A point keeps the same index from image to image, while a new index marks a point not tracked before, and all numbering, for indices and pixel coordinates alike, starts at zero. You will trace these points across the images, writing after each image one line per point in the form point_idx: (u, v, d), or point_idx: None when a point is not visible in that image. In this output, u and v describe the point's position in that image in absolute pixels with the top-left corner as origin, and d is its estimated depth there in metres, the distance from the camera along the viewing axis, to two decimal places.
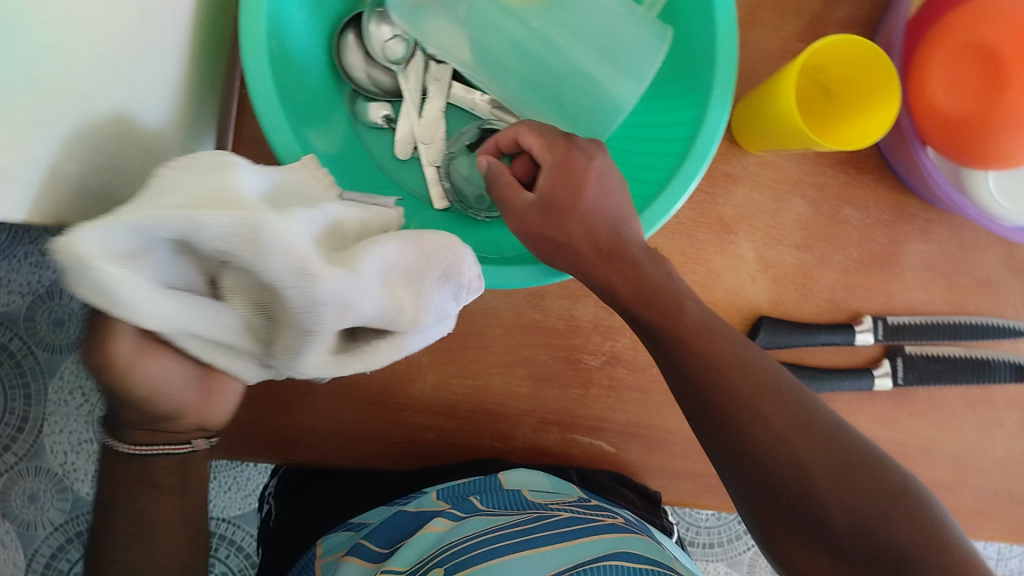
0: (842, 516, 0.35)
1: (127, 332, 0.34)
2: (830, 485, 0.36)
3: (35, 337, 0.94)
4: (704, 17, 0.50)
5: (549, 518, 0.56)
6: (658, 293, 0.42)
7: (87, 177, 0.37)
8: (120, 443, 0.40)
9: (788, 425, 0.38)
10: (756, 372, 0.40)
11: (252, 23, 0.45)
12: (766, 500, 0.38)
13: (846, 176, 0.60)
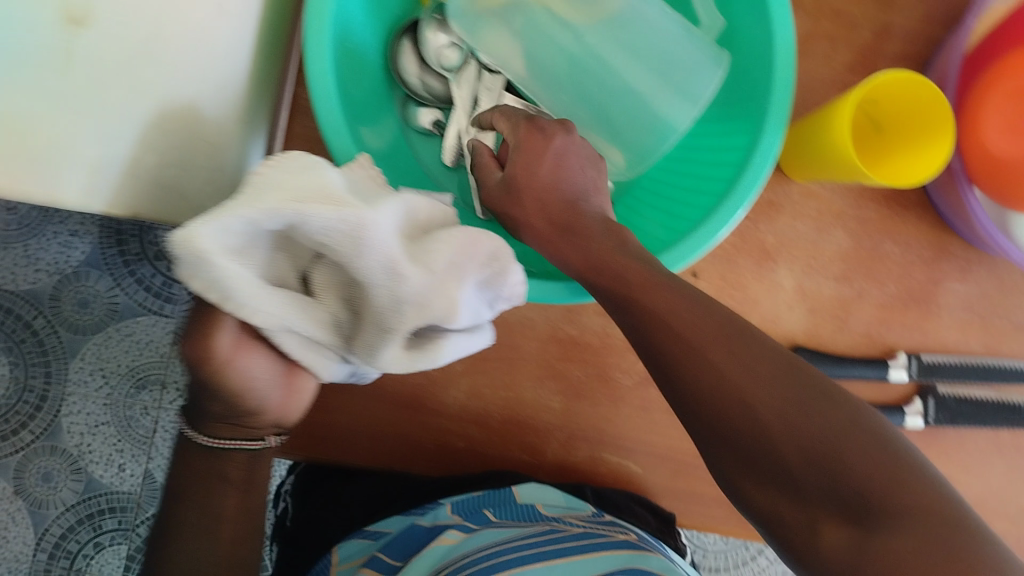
0: (802, 463, 0.36)
1: (229, 325, 0.38)
2: (788, 430, 0.36)
3: (59, 317, 0.96)
4: (763, 44, 0.50)
5: (560, 533, 0.59)
6: (608, 256, 0.42)
7: (165, 171, 0.42)
8: (197, 433, 0.42)
9: (738, 365, 0.38)
10: (701, 315, 0.39)
11: (316, 22, 0.45)
12: (723, 444, 0.38)
13: (889, 211, 0.60)
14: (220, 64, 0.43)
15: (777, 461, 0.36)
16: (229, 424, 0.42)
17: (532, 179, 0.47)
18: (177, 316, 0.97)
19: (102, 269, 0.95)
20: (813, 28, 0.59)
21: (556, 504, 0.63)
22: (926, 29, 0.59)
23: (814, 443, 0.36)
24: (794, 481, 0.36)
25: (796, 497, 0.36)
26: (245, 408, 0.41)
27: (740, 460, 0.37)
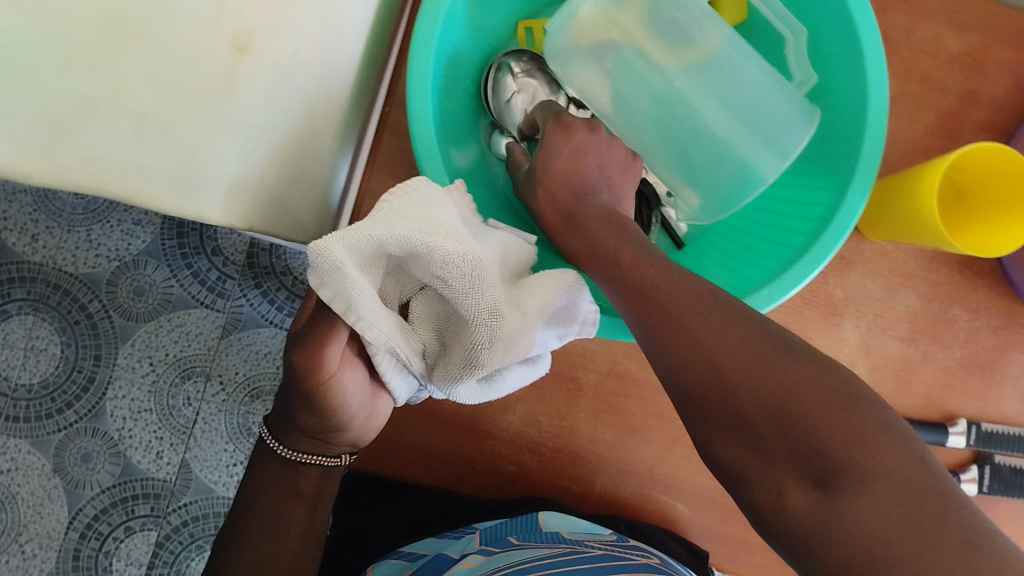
0: (770, 421, 0.32)
1: (339, 341, 0.38)
2: (759, 386, 0.32)
3: (114, 302, 0.98)
4: (857, 104, 0.50)
5: (578, 555, 0.51)
6: (607, 250, 0.43)
7: (277, 185, 0.44)
8: (281, 446, 0.45)
9: (716, 326, 0.35)
10: (690, 286, 0.37)
11: (422, 49, 0.47)
12: (696, 401, 0.34)
13: (960, 277, 0.59)
14: (330, 82, 0.46)
15: (746, 418, 0.32)
16: (313, 440, 0.45)
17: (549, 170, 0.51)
18: (227, 311, 0.98)
19: (161, 259, 0.98)
20: (901, 89, 0.59)
21: (583, 530, 0.57)
22: (1012, 100, 0.60)
23: (784, 397, 0.32)
24: (761, 440, 0.32)
25: (765, 455, 0.32)
26: (331, 425, 0.43)
27: (713, 419, 0.34)
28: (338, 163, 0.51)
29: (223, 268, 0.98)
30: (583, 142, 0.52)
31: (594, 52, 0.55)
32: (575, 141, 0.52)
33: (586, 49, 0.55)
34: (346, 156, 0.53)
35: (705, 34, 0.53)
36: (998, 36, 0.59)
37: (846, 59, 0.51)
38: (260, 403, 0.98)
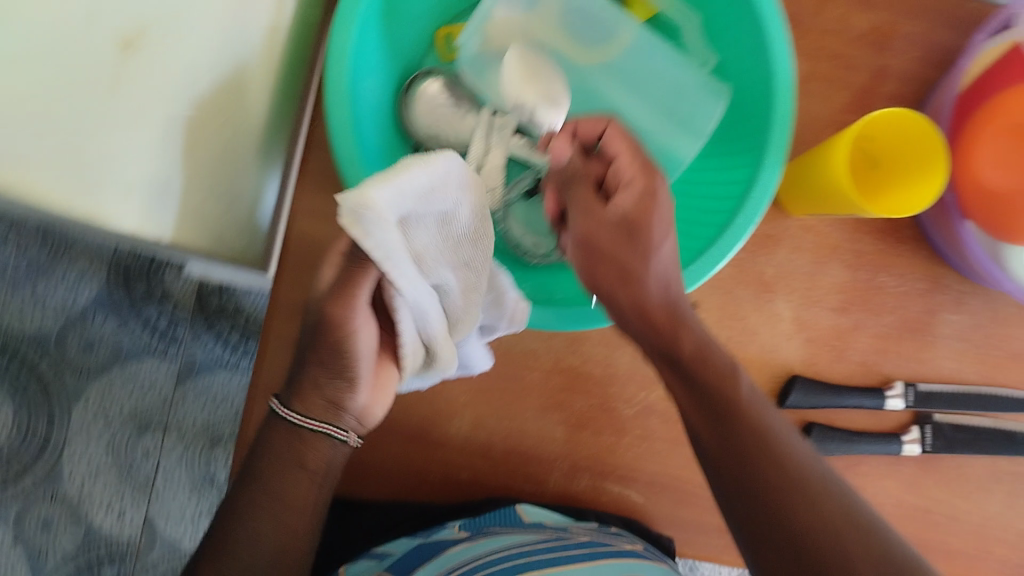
0: (794, 508, 0.40)
1: (371, 280, 0.39)
2: (797, 480, 0.40)
3: (65, 359, 0.97)
4: (766, 78, 0.51)
5: (566, 542, 0.56)
6: (716, 381, 0.43)
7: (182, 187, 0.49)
8: (292, 413, 0.44)
9: (772, 440, 0.42)
10: (799, 469, 0.41)
11: (337, 62, 0.46)
12: (715, 462, 0.43)
13: (884, 245, 0.61)
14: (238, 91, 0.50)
15: (771, 493, 0.40)
16: (326, 402, 0.44)
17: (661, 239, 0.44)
18: (181, 358, 0.98)
19: (110, 310, 0.97)
20: (811, 70, 0.60)
21: (563, 518, 0.60)
22: (923, 70, 0.60)
23: (813, 496, 0.40)
24: (781, 516, 0.40)
25: (778, 530, 0.40)
26: (343, 380, 0.43)
27: (733, 482, 0.42)
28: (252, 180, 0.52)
29: (174, 314, 0.98)
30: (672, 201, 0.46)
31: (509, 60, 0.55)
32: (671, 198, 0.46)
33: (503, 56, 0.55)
34: (272, 177, 0.55)
35: (620, 29, 0.55)
36: (908, 12, 0.59)
37: (750, 41, 0.52)
38: (221, 449, 0.98)
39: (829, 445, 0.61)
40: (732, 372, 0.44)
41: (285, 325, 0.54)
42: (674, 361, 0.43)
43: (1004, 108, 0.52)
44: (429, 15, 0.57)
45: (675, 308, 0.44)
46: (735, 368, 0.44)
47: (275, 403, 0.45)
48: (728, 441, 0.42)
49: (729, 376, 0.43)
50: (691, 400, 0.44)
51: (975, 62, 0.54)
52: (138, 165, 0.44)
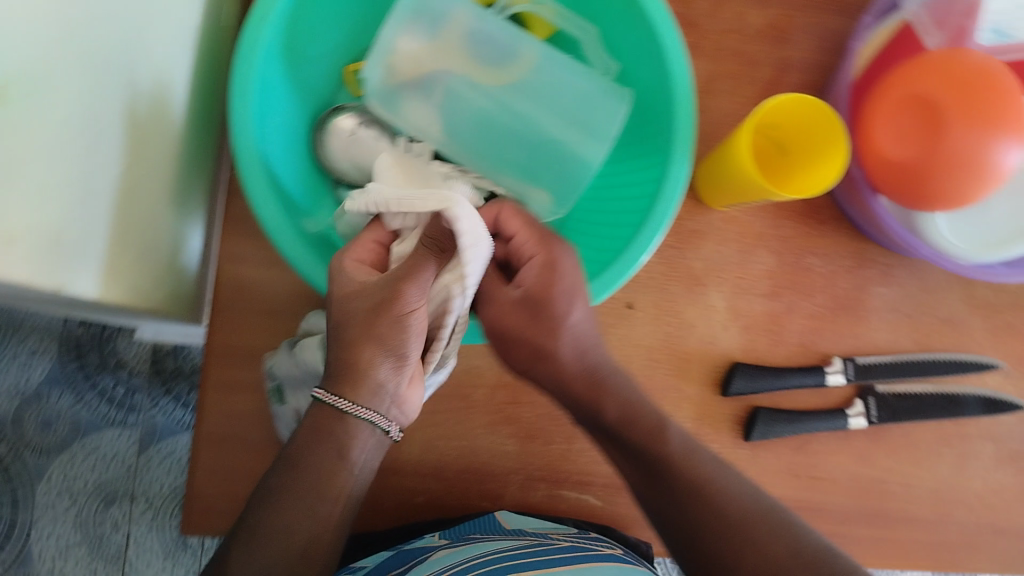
0: (719, 534, 0.47)
1: (426, 274, 0.43)
2: (719, 509, 0.47)
3: (23, 440, 0.95)
4: (663, 81, 0.53)
5: (547, 546, 0.55)
6: (643, 423, 0.50)
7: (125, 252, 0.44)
8: (340, 399, 0.43)
9: (699, 475, 0.49)
10: (721, 490, 0.48)
11: (241, 106, 0.47)
12: (653, 503, 0.50)
13: (806, 228, 0.62)
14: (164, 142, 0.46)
15: (700, 524, 0.47)
16: (376, 390, 0.44)
17: (568, 313, 0.50)
18: (142, 424, 0.97)
19: (65, 385, 0.96)
20: (715, 68, 0.61)
21: (544, 525, 0.60)
22: (822, 58, 0.62)
23: (736, 520, 0.47)
24: (705, 539, 0.47)
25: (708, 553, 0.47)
26: (399, 365, 0.44)
27: (669, 518, 0.49)
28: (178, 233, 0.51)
29: (129, 381, 0.97)
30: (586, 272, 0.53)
31: (422, 88, 0.55)
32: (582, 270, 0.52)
33: (409, 86, 0.55)
34: (198, 225, 0.55)
35: (527, 47, 0.55)
36: (797, 3, 0.61)
37: (643, 42, 0.54)
38: None
39: (777, 427, 0.61)
40: (658, 426, 0.51)
41: (231, 368, 0.55)
42: (600, 422, 0.51)
43: (902, 79, 0.52)
44: (334, 55, 0.59)
45: (600, 374, 0.52)
46: (659, 418, 0.51)
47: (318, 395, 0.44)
48: (661, 487, 0.49)
49: (656, 430, 0.50)
50: (625, 457, 0.51)
51: (868, 49, 0.56)
52: (92, 224, 0.39)
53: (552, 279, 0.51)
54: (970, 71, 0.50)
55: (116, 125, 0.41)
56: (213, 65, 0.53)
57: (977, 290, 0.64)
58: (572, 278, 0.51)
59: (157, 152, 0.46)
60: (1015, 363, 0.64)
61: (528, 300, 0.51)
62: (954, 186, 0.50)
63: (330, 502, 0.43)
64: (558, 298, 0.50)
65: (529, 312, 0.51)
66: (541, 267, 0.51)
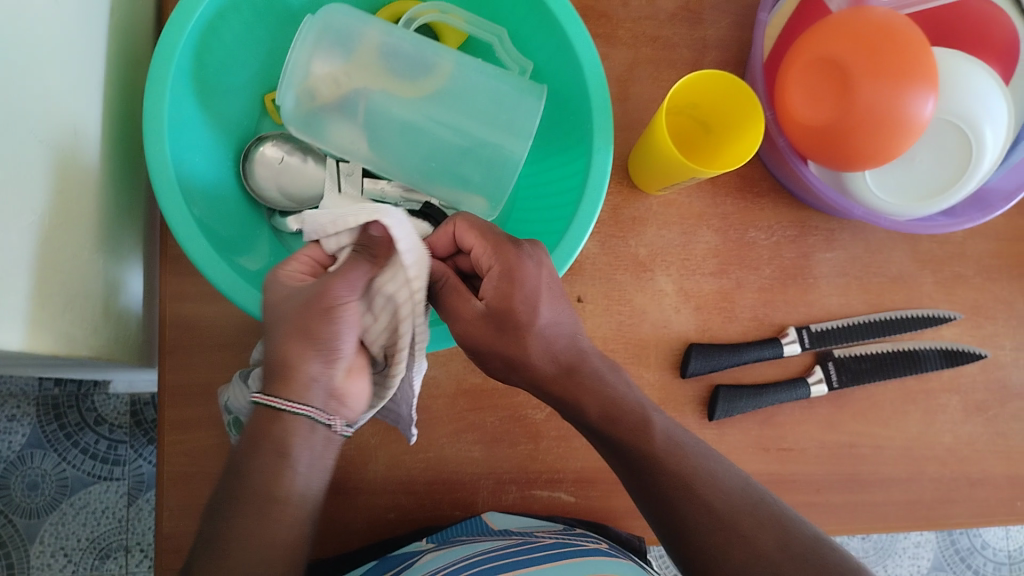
0: (705, 528, 0.44)
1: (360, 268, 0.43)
2: (705, 503, 0.45)
3: (11, 504, 0.92)
4: (575, 72, 0.53)
5: (531, 544, 0.54)
6: (627, 413, 0.46)
7: (53, 294, 0.44)
8: (277, 399, 0.44)
9: (684, 470, 0.46)
10: (704, 475, 0.46)
11: (156, 144, 0.48)
12: (640, 496, 0.47)
13: (744, 202, 0.63)
14: (81, 185, 0.47)
15: (687, 518, 0.45)
16: (313, 383, 0.44)
17: (533, 320, 0.45)
18: (128, 477, 0.95)
19: (47, 447, 0.93)
20: (635, 56, 0.61)
21: (530, 523, 0.59)
22: (738, 36, 0.63)
23: (722, 515, 0.44)
24: (691, 534, 0.44)
25: (694, 549, 0.44)
26: (331, 361, 0.44)
27: (656, 514, 0.46)
28: (104, 272, 0.51)
29: (111, 436, 0.95)
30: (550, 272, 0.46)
31: (340, 108, 0.56)
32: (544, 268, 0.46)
33: (331, 109, 0.56)
34: (130, 271, 0.56)
35: (437, 56, 0.56)
36: None
37: (551, 40, 0.55)
38: None
39: (739, 403, 0.60)
40: (642, 417, 0.47)
41: (183, 406, 0.55)
42: (580, 412, 0.47)
43: (808, 45, 0.53)
44: (248, 89, 0.60)
45: (576, 366, 0.46)
46: (641, 408, 0.47)
47: (255, 396, 0.44)
48: (644, 482, 0.46)
49: (639, 425, 0.46)
50: (609, 452, 0.48)
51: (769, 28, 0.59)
52: (13, 270, 0.40)
53: (511, 288, 0.44)
54: (870, 27, 0.51)
55: (32, 164, 0.41)
56: (124, 112, 0.54)
57: (921, 245, 0.64)
58: (531, 280, 0.45)
59: (76, 203, 0.47)
60: (969, 313, 0.65)
61: (492, 314, 0.45)
62: (872, 143, 0.51)
63: (277, 505, 0.44)
64: (520, 305, 0.44)
65: (493, 327, 0.45)
66: (500, 278, 0.44)
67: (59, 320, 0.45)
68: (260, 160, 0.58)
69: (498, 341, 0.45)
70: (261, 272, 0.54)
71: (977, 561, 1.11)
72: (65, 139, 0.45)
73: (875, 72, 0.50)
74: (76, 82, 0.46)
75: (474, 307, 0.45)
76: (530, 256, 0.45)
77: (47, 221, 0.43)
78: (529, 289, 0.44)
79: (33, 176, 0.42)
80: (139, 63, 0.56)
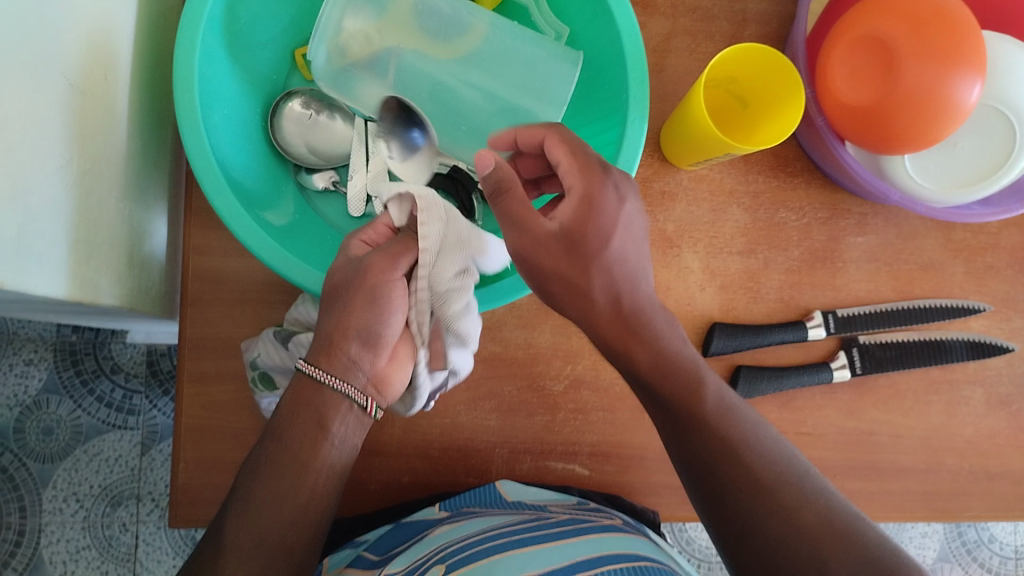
0: (743, 493, 0.41)
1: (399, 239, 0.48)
2: (749, 470, 0.41)
3: (26, 449, 0.93)
4: (613, 39, 0.52)
5: (546, 520, 0.54)
6: (676, 364, 0.43)
7: (75, 240, 0.43)
8: (319, 371, 0.45)
9: (726, 433, 0.42)
10: (736, 438, 0.43)
11: (185, 91, 0.47)
12: (680, 452, 0.44)
13: (776, 181, 0.61)
14: (107, 129, 0.46)
15: (720, 476, 0.42)
16: (355, 364, 0.46)
17: (605, 249, 0.42)
18: (142, 426, 0.95)
19: (62, 393, 0.93)
20: (672, 27, 0.60)
21: (544, 495, 0.59)
22: (779, 10, 0.61)
23: (758, 483, 0.41)
24: (721, 492, 0.42)
25: (729, 512, 0.41)
26: (371, 342, 0.46)
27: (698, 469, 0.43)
28: (126, 221, 0.51)
29: (126, 385, 0.95)
30: (632, 210, 0.43)
31: (373, 66, 0.55)
32: (625, 209, 0.43)
33: (362, 66, 0.55)
34: (153, 222, 0.56)
35: (472, 18, 0.55)
36: None
37: (591, 7, 0.53)
38: None
39: (760, 385, 0.60)
40: (694, 374, 0.43)
41: (204, 359, 0.56)
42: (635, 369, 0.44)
43: (857, 21, 0.51)
44: (280, 41, 0.59)
45: (637, 315, 0.43)
46: (695, 367, 0.44)
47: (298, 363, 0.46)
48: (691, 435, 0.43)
49: (691, 383, 0.43)
50: (652, 400, 0.45)
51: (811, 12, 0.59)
52: (36, 216, 0.39)
53: (590, 212, 0.42)
54: (944, 25, 0.49)
55: (57, 106, 0.40)
56: (153, 58, 0.53)
57: (955, 233, 0.63)
58: (611, 213, 0.42)
59: (103, 153, 0.46)
60: (998, 305, 0.64)
61: (566, 234, 0.42)
62: (913, 126, 0.50)
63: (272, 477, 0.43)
64: (599, 229, 0.42)
65: (563, 248, 0.42)
66: (580, 199, 0.42)
67: (80, 266, 0.44)
68: (291, 117, 0.58)
69: (569, 262, 0.42)
70: (286, 228, 0.53)
71: (984, 555, 1.11)
72: (92, 81, 0.44)
73: (921, 78, 0.49)
74: (110, 29, 0.46)
75: (546, 226, 0.42)
76: (614, 187, 0.43)
77: (71, 163, 0.42)
78: (606, 224, 0.42)
79: (59, 118, 0.41)
80: (169, 12, 0.55)
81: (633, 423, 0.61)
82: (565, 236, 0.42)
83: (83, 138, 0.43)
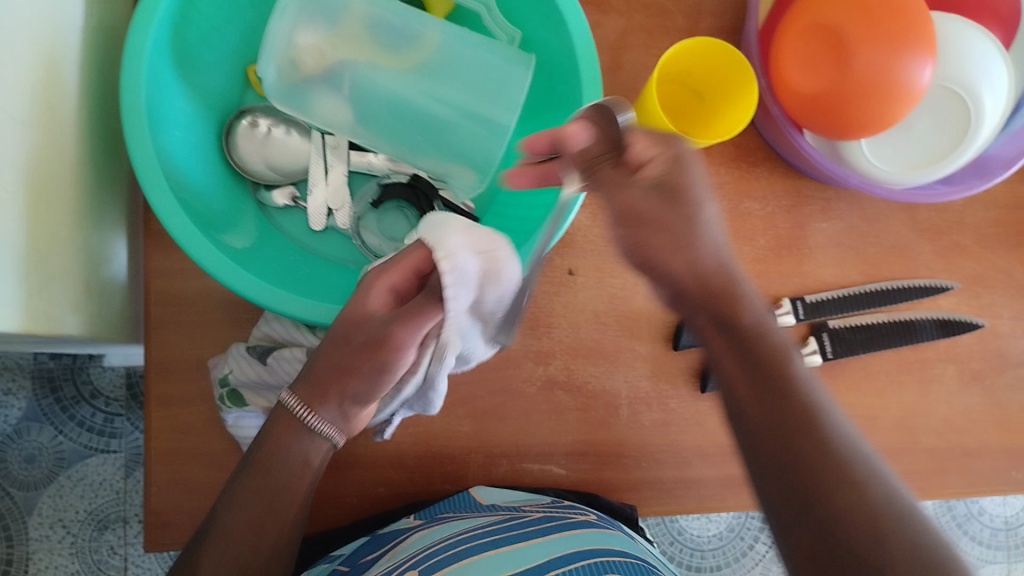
0: (819, 471, 0.33)
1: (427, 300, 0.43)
2: (817, 425, 0.34)
3: (8, 478, 0.92)
4: (564, 41, 0.52)
5: (520, 519, 0.54)
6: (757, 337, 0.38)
7: (23, 276, 0.43)
8: (307, 412, 0.43)
9: (812, 399, 0.35)
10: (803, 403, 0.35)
11: (133, 116, 0.47)
12: (747, 428, 0.36)
13: (739, 171, 0.61)
14: (53, 160, 0.46)
15: (781, 424, 0.34)
16: (339, 407, 0.44)
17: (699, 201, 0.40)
18: (125, 449, 0.95)
19: (43, 420, 0.93)
20: (627, 23, 0.60)
21: (519, 497, 0.59)
22: (733, 1, 0.61)
23: (822, 434, 0.34)
24: (778, 445, 0.34)
25: (785, 469, 0.33)
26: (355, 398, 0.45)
27: (761, 436, 0.35)
28: (81, 250, 0.50)
29: (108, 408, 0.95)
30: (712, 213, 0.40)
31: (327, 80, 0.55)
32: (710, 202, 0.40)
33: (317, 80, 0.55)
34: (110, 246, 0.55)
35: (423, 26, 0.55)
36: None
37: (541, 11, 0.53)
38: None
39: None
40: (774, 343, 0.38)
41: (170, 384, 0.55)
42: (733, 324, 0.38)
43: (808, 9, 0.51)
44: (231, 59, 0.58)
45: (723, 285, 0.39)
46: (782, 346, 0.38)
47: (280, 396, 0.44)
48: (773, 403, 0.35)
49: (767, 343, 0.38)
50: (740, 362, 0.37)
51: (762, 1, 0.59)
52: None
53: (680, 168, 0.40)
54: (899, 25, 0.48)
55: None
56: (99, 83, 0.52)
57: (919, 214, 0.64)
58: (692, 185, 0.40)
59: (51, 183, 0.46)
60: (966, 283, 0.64)
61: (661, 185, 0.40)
62: (870, 112, 0.50)
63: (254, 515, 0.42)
64: (693, 186, 0.40)
65: (663, 197, 0.39)
66: (667, 162, 0.40)
67: (32, 299, 0.44)
68: (247, 135, 0.58)
69: (668, 212, 0.39)
70: (248, 250, 0.53)
71: (973, 528, 1.12)
72: (32, 112, 0.43)
73: (866, 79, 0.49)
74: (51, 56, 0.45)
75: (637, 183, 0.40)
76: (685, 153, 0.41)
77: (15, 196, 0.42)
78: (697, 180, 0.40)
79: (1, 152, 0.40)
80: (114, 38, 0.54)
81: (609, 420, 0.61)
82: (662, 188, 0.40)
83: (26, 170, 0.42)
